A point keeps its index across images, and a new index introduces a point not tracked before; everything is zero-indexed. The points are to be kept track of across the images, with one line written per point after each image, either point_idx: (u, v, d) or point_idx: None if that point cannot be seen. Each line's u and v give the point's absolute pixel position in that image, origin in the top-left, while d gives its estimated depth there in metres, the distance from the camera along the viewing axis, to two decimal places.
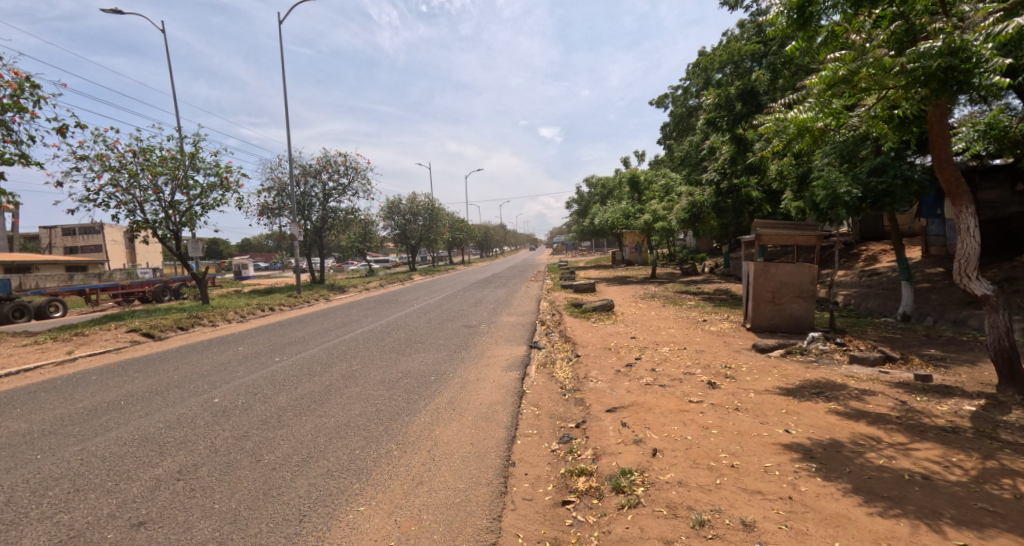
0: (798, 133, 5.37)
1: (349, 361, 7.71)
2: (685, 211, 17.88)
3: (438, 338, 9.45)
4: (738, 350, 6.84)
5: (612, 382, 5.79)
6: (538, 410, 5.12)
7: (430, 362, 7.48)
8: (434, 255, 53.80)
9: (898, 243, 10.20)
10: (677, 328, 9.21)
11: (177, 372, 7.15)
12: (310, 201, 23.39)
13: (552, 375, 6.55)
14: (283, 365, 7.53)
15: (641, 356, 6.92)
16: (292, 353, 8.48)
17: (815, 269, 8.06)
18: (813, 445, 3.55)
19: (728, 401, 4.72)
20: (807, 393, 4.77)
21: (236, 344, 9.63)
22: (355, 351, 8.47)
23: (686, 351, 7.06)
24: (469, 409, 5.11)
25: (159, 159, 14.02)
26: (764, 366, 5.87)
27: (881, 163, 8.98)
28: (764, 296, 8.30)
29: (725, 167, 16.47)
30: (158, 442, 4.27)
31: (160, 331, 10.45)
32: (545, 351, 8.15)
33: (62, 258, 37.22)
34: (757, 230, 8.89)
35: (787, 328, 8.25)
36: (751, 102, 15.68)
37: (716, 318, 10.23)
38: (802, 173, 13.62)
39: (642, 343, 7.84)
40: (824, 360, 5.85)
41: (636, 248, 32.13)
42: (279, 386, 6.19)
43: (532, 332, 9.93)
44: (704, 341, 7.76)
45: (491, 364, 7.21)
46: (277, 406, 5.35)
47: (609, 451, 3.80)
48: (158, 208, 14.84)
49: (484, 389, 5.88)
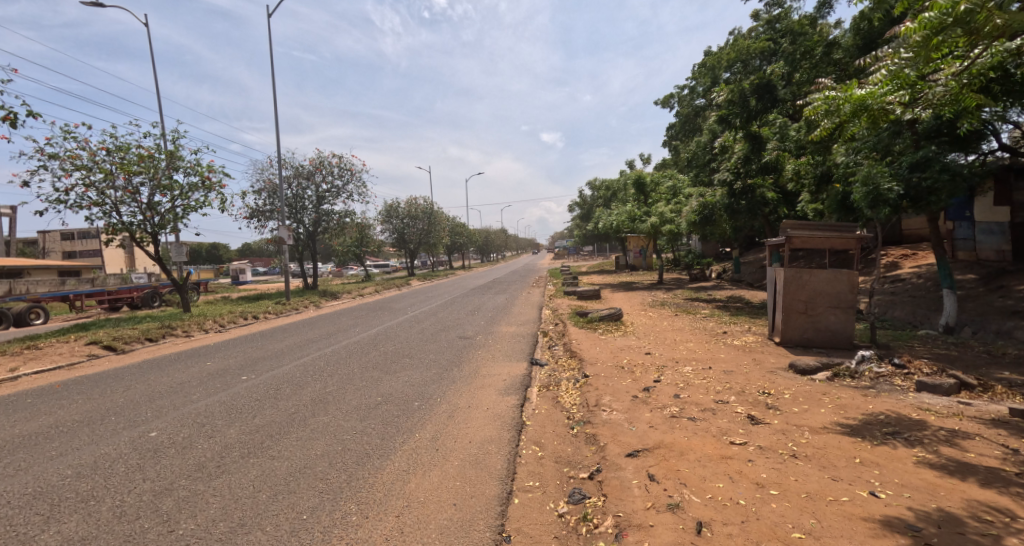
0: (856, 113, 4.47)
1: (325, 380, 6.78)
2: (695, 213, 16.94)
3: (429, 352, 8.50)
4: (774, 372, 5.86)
5: (629, 413, 4.83)
6: (540, 451, 4.16)
7: (416, 382, 6.52)
8: (433, 260, 52.74)
9: (937, 247, 9.25)
10: (696, 341, 8.24)
11: (125, 395, 6.20)
12: (302, 203, 22.52)
13: (557, 402, 5.59)
14: (248, 385, 6.58)
15: (660, 378, 5.94)
16: (263, 371, 7.51)
17: (854, 276, 7.10)
18: (921, 521, 2.58)
19: (779, 443, 3.73)
20: (878, 431, 3.80)
21: (206, 359, 8.66)
22: (333, 368, 7.52)
23: (711, 371, 6.09)
24: (455, 451, 4.14)
25: (136, 158, 13.13)
26: (811, 393, 4.90)
27: (924, 157, 7.93)
28: (796, 307, 7.36)
29: (738, 167, 15.41)
30: (52, 500, 3.31)
31: (125, 344, 9.50)
32: (547, 370, 7.18)
33: (51, 262, 36.19)
34: (785, 231, 7.89)
35: (823, 343, 7.29)
36: (767, 97, 14.67)
37: (737, 330, 9.25)
38: (822, 172, 12.66)
39: (659, 360, 6.87)
40: (883, 387, 4.88)
41: (641, 252, 31.11)
42: (236, 414, 5.24)
43: (533, 346, 8.94)
44: (730, 358, 6.79)
45: (485, 386, 6.25)
46: (223, 443, 4.38)
47: (636, 523, 2.84)
48: (136, 210, 13.92)
49: (476, 420, 4.93)
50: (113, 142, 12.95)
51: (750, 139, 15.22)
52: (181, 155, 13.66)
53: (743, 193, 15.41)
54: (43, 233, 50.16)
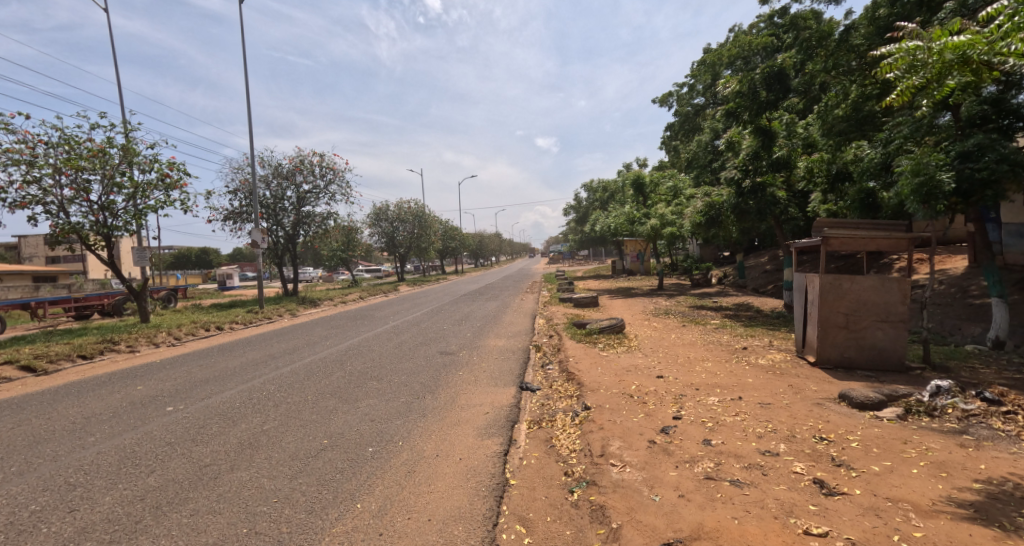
0: (955, 64, 3.35)
1: (268, 413, 5.52)
2: (701, 214, 15.77)
3: (401, 373, 7.27)
4: (823, 406, 4.67)
5: (646, 470, 3.60)
6: (526, 537, 2.93)
7: (377, 417, 5.27)
8: (425, 265, 51.49)
9: (983, 249, 8.12)
10: (713, 360, 7.04)
11: (7, 435, 4.89)
12: (282, 205, 21.22)
13: (551, 447, 4.38)
14: (169, 420, 5.28)
15: (680, 413, 4.74)
16: (198, 398, 6.23)
17: (907, 284, 5.92)
18: None
19: (882, 535, 2.51)
20: (1019, 517, 2.59)
21: (137, 382, 7.33)
22: (284, 396, 6.25)
23: (742, 403, 4.90)
24: (405, 542, 2.88)
25: (84, 153, 11.87)
26: (887, 440, 3.71)
27: (975, 146, 6.73)
28: (835, 321, 6.19)
29: (746, 163, 14.20)
30: None
31: (49, 364, 8.17)
32: (540, 397, 5.96)
33: (25, 267, 34.54)
34: (820, 231, 6.70)
35: (868, 364, 6.11)
36: (778, 87, 13.58)
37: (758, 346, 8.05)
38: (836, 171, 12.20)
39: (675, 387, 5.67)
40: (981, 433, 3.71)
41: (637, 257, 30.00)
42: (127, 469, 3.95)
43: (524, 365, 7.70)
44: (760, 385, 5.59)
45: (461, 423, 5.00)
46: (80, 525, 3.10)
47: None
48: (86, 210, 12.62)
49: (442, 482, 3.67)
50: (57, 135, 11.70)
51: (759, 132, 13.92)
52: (136, 149, 12.40)
53: (752, 192, 14.14)
54: (21, 238, 48.34)
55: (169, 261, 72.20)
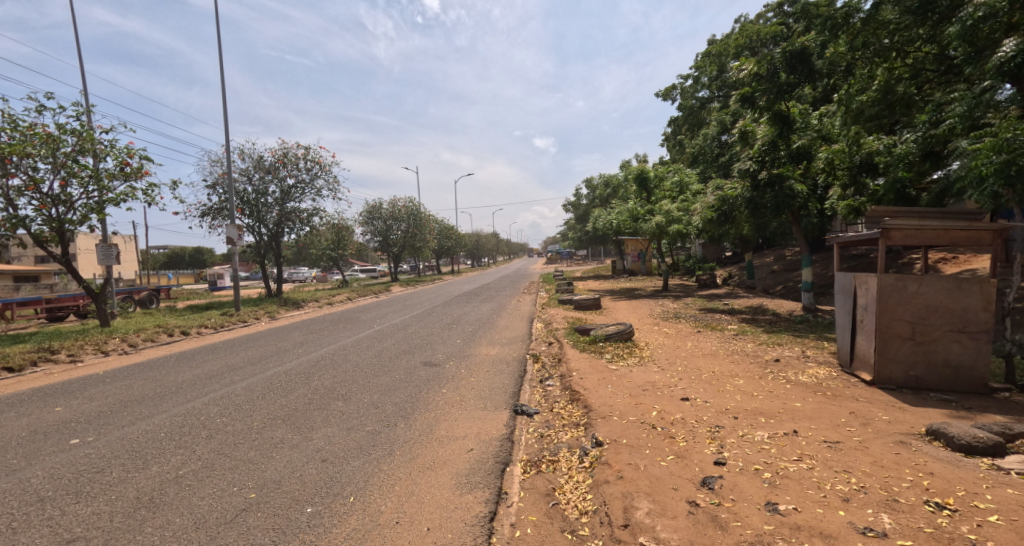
0: None
1: (193, 448, 4.35)
2: (712, 209, 14.49)
3: (374, 392, 6.10)
4: (915, 448, 3.53)
5: None
6: None
7: (330, 455, 4.12)
8: (419, 265, 50.35)
9: None
10: (744, 377, 5.88)
11: None
12: (264, 201, 20.02)
13: (555, 507, 3.24)
14: (63, 460, 4.11)
15: (723, 457, 3.60)
16: (117, 426, 5.03)
17: (991, 286, 4.82)
18: None
19: None
20: None
21: (58, 402, 6.13)
22: (224, 423, 5.07)
23: (803, 442, 3.76)
24: None
25: (31, 138, 10.69)
26: None
27: None
28: (899, 331, 5.08)
29: (762, 154, 13.04)
30: None
31: None
32: (538, 426, 4.81)
33: (6, 267, 33.39)
34: (877, 221, 5.65)
35: (939, 384, 5.01)
36: (802, 69, 12.10)
37: (791, 357, 6.89)
38: (862, 160, 11.27)
39: (708, 416, 4.52)
40: None
41: (637, 255, 28.86)
42: None
43: (520, 381, 6.53)
44: (816, 413, 4.43)
45: (436, 466, 3.83)
46: None
47: None
48: (37, 202, 11.44)
49: None
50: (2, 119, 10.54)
51: (777, 119, 12.80)
52: (93, 135, 11.23)
53: (768, 185, 12.99)
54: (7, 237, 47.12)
55: (161, 261, 70.56)
